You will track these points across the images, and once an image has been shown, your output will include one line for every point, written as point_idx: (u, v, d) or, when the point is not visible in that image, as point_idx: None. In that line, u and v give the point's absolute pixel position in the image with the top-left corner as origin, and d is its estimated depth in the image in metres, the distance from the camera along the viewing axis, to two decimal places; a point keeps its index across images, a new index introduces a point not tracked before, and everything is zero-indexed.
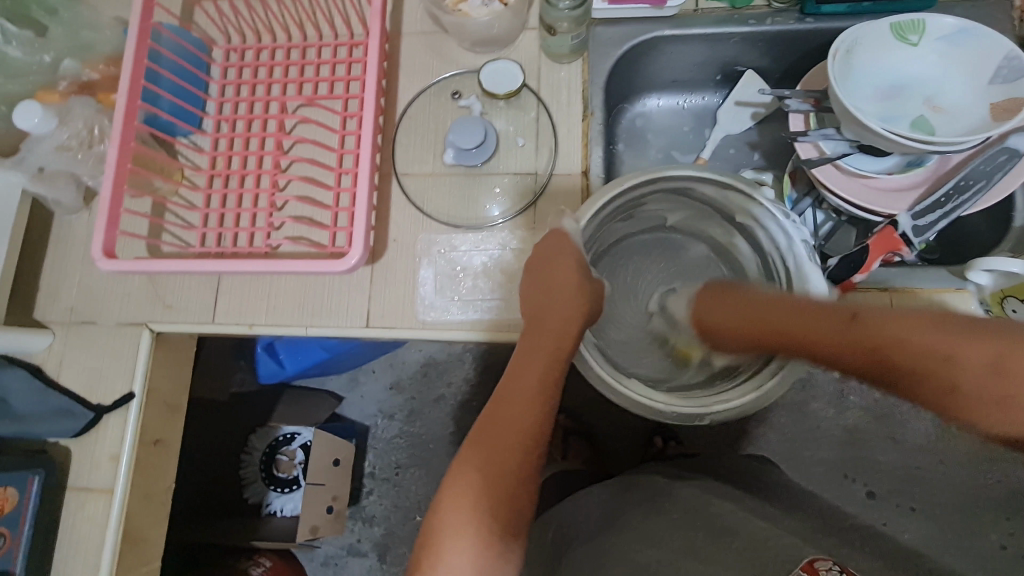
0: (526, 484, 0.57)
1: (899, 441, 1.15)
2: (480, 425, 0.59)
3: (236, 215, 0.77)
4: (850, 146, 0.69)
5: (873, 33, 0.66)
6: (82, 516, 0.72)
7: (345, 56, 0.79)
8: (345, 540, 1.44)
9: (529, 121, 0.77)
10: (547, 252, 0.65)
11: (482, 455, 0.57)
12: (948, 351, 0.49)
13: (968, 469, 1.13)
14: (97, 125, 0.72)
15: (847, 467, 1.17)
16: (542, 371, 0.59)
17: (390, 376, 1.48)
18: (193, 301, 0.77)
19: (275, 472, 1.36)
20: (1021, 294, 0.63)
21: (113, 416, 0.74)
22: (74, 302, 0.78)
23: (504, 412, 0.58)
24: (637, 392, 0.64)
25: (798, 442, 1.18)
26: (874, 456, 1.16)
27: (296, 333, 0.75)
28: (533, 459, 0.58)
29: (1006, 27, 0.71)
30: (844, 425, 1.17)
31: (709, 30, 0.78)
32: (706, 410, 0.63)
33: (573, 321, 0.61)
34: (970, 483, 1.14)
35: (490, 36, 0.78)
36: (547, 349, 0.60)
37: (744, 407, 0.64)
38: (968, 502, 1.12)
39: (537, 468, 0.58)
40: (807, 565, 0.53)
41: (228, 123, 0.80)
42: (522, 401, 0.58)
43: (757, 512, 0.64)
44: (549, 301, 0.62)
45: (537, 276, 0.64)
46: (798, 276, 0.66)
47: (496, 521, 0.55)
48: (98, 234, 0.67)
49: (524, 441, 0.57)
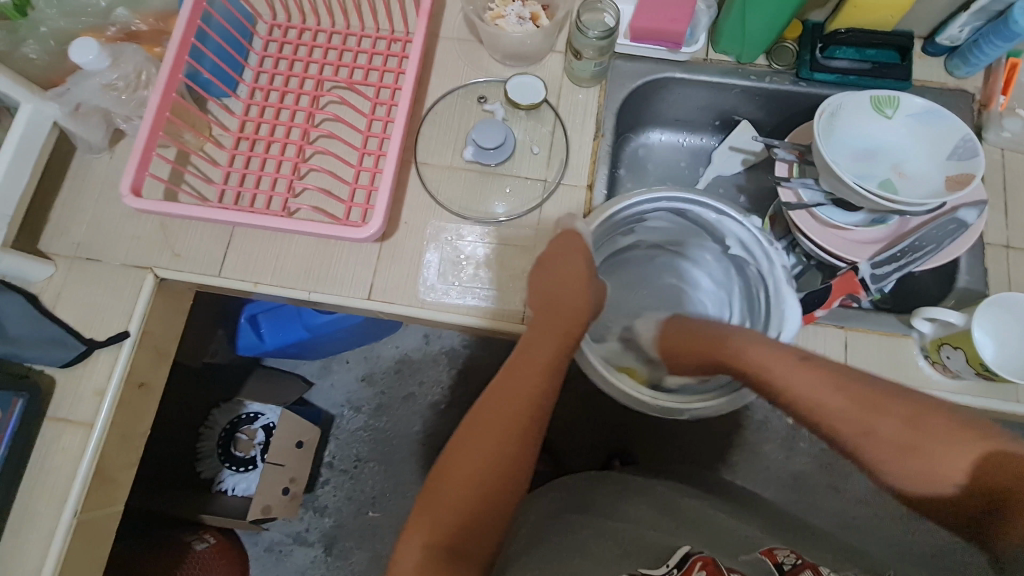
0: (526, 452, 0.60)
1: (839, 486, 1.23)
2: (486, 395, 0.63)
3: (258, 177, 0.81)
4: (825, 198, 0.78)
5: (855, 101, 0.75)
6: (57, 446, 0.73)
7: (384, 48, 0.85)
8: (294, 527, 1.42)
9: (545, 134, 0.84)
10: (560, 249, 0.72)
11: (487, 419, 0.61)
12: (846, 401, 0.57)
13: (898, 521, 1.21)
14: (146, 71, 0.76)
15: (790, 507, 1.23)
16: (548, 352, 0.65)
17: (363, 367, 1.50)
18: (202, 253, 0.79)
19: (233, 450, 1.33)
20: (954, 343, 0.68)
21: (104, 352, 0.75)
22: (82, 238, 0.80)
23: (511, 383, 0.63)
24: (627, 385, 0.70)
25: (748, 477, 1.25)
26: (816, 498, 1.24)
27: (298, 297, 0.78)
28: (528, 434, 0.61)
29: (965, 116, 0.82)
30: (791, 466, 1.24)
31: (715, 78, 0.87)
32: (686, 406, 0.70)
33: (583, 312, 0.69)
34: (899, 536, 1.22)
35: (521, 53, 0.85)
36: (553, 333, 0.67)
37: (719, 407, 0.70)
38: (896, 554, 1.20)
39: (531, 443, 0.61)
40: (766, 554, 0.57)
41: (262, 91, 0.84)
42: (531, 373, 0.63)
43: (709, 515, 0.69)
44: (562, 293, 0.69)
45: (546, 271, 0.72)
46: (776, 296, 0.74)
47: (494, 480, 0.58)
48: (129, 171, 0.71)
49: (525, 414, 0.61)
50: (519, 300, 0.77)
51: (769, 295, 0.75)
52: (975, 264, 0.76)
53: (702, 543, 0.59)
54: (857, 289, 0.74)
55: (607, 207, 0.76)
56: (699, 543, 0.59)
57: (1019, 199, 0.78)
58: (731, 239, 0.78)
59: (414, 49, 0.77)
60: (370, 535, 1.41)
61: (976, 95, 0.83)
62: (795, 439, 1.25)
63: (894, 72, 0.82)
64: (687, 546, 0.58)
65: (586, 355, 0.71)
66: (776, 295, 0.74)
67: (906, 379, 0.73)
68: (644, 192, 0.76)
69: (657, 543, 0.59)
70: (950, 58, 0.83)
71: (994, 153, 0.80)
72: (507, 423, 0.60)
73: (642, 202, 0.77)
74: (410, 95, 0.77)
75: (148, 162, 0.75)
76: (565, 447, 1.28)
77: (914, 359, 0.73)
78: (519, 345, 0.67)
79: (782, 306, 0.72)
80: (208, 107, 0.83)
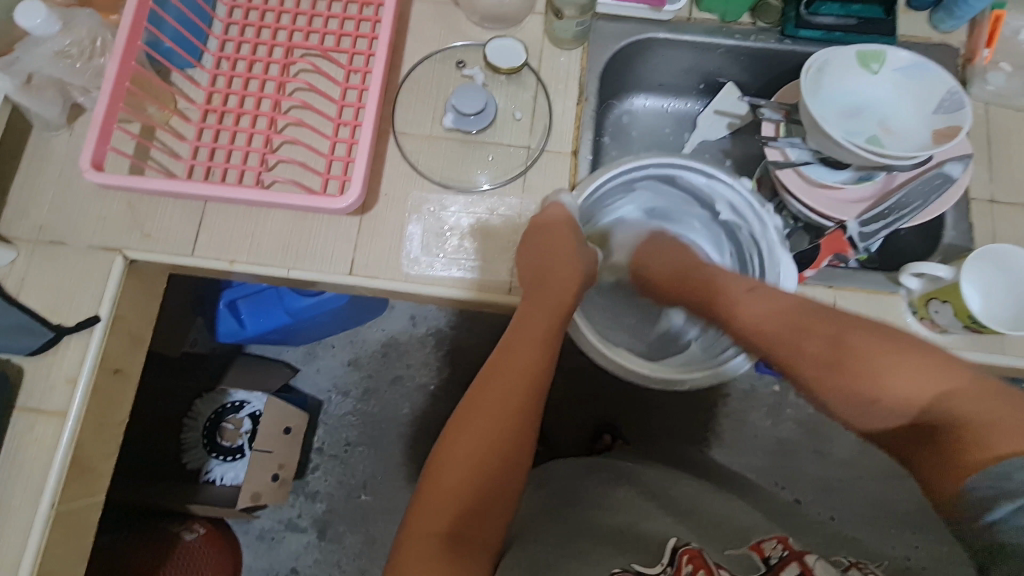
0: (527, 434, 0.59)
1: (826, 451, 1.25)
2: (483, 372, 0.62)
3: (228, 151, 0.77)
4: (812, 156, 0.77)
5: (841, 58, 0.74)
6: (29, 437, 0.70)
7: (356, 13, 0.81)
8: (285, 514, 1.40)
9: (527, 99, 0.81)
10: (546, 222, 0.70)
11: (489, 394, 0.59)
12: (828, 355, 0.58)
13: (882, 482, 1.24)
14: (101, 38, 0.72)
15: (778, 473, 1.25)
16: (547, 321, 0.64)
17: (349, 352, 1.47)
18: (174, 233, 0.76)
19: (219, 438, 1.30)
20: (943, 297, 0.68)
21: (75, 338, 0.72)
22: (44, 220, 0.76)
23: (507, 360, 0.61)
24: (623, 356, 0.69)
25: (737, 445, 1.26)
26: (803, 465, 1.25)
27: (277, 275, 0.75)
28: (534, 402, 0.60)
29: (950, 71, 0.81)
30: (778, 435, 1.26)
31: (699, 38, 0.84)
32: (684, 377, 0.69)
33: (571, 283, 0.68)
34: (883, 496, 1.24)
35: (499, 15, 0.81)
36: (546, 305, 0.65)
37: (718, 376, 0.69)
38: (879, 514, 1.23)
39: (537, 411, 0.60)
40: (755, 545, 0.58)
41: (229, 61, 0.80)
42: (528, 347, 0.62)
43: (705, 499, 0.70)
44: (549, 261, 0.68)
45: (533, 242, 0.70)
46: (771, 258, 0.73)
47: (499, 457, 0.57)
48: (89, 145, 0.67)
49: (528, 386, 0.60)
50: (507, 272, 0.75)
51: (763, 258, 0.74)
52: (961, 219, 0.76)
53: (693, 535, 0.59)
54: (844, 248, 0.74)
55: (596, 176, 0.74)
56: (691, 535, 0.59)
57: (1004, 154, 0.78)
58: (722, 204, 0.78)
59: (387, 12, 0.74)
60: (363, 519, 1.40)
61: (960, 50, 0.82)
62: (782, 406, 1.26)
63: (879, 28, 0.81)
64: (675, 539, 0.59)
65: (578, 330, 0.70)
66: (771, 256, 0.73)
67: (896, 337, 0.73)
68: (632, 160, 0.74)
69: (649, 532, 0.60)
70: (934, 12, 0.82)
71: (978, 109, 0.80)
72: (509, 397, 0.59)
73: (633, 170, 0.76)
74: (386, 60, 0.73)
75: (111, 136, 0.71)
76: (556, 424, 1.27)
77: (902, 317, 0.73)
78: (512, 319, 0.66)
79: (778, 267, 0.72)
80: (171, 79, 0.79)
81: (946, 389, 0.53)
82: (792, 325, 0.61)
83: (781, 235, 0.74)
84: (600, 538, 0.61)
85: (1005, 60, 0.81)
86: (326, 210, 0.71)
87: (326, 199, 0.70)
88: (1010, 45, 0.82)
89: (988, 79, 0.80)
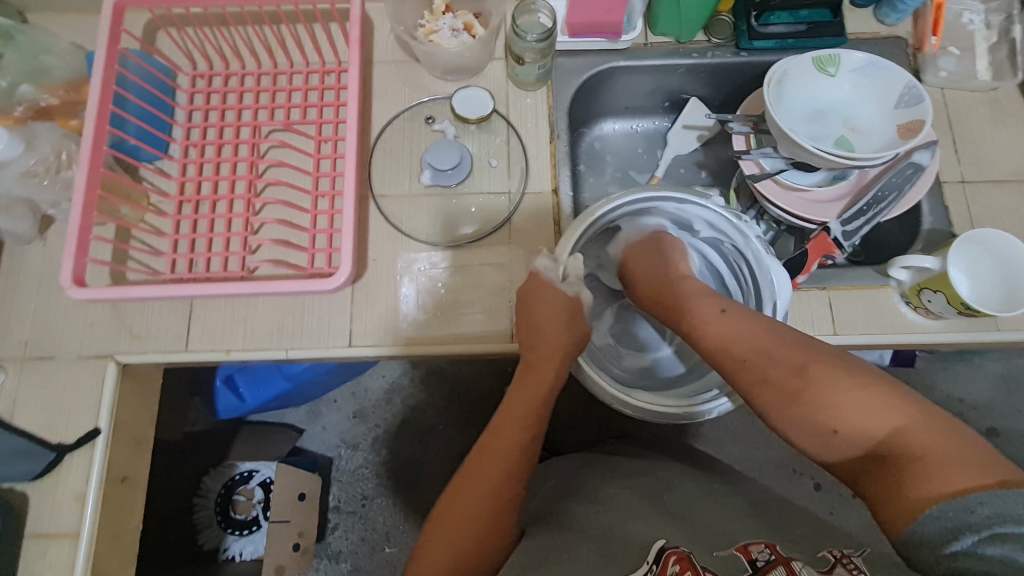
0: (507, 513, 0.60)
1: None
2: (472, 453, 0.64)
3: (208, 240, 0.76)
4: (786, 163, 0.78)
5: (799, 67, 0.76)
6: (43, 563, 0.67)
7: (318, 83, 0.81)
8: None
9: (499, 144, 0.82)
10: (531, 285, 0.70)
11: (474, 473, 0.61)
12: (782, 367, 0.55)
13: None
14: (66, 150, 0.72)
15: (796, 463, 1.26)
16: (537, 392, 0.66)
17: (352, 405, 1.45)
18: (165, 331, 0.74)
19: (231, 513, 1.28)
20: (934, 286, 0.69)
21: (76, 454, 0.70)
22: (29, 336, 0.74)
23: (494, 437, 0.64)
24: (643, 400, 0.67)
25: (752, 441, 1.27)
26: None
27: (275, 357, 0.74)
28: (515, 481, 0.61)
29: (902, 60, 0.84)
30: None
31: (658, 61, 0.86)
32: (703, 408, 0.68)
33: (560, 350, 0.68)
34: None
35: (460, 66, 0.82)
36: (534, 384, 0.67)
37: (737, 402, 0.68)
38: None
39: (518, 490, 0.62)
40: (742, 549, 0.53)
41: (197, 148, 0.79)
42: (514, 425, 0.64)
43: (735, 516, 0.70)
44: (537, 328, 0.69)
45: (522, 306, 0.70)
46: (762, 270, 0.72)
47: (473, 535, 0.58)
48: (67, 262, 0.67)
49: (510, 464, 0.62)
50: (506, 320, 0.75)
51: (755, 270, 0.73)
52: (937, 202, 0.78)
53: (682, 538, 0.57)
54: (832, 249, 0.75)
55: (578, 225, 0.70)
56: (678, 537, 0.57)
57: (966, 133, 0.81)
58: (701, 223, 0.77)
59: (351, 80, 0.74)
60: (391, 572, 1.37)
61: (909, 40, 0.84)
62: None
63: (829, 30, 0.84)
64: (664, 541, 0.56)
65: (593, 381, 0.68)
66: (762, 268, 0.72)
67: (895, 328, 0.74)
68: (610, 202, 0.72)
69: (634, 536, 0.58)
70: (878, 7, 0.85)
71: (935, 94, 0.82)
72: (491, 476, 0.61)
73: (608, 213, 0.73)
74: (357, 127, 0.73)
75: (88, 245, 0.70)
76: None
77: (897, 307, 0.74)
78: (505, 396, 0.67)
79: (771, 279, 0.71)
80: (140, 174, 0.78)
81: (901, 425, 0.48)
82: (758, 347, 0.57)
83: (765, 243, 0.72)
84: (588, 541, 0.58)
85: (952, 44, 0.84)
86: (316, 291, 0.70)
87: (317, 280, 0.69)
88: (954, 29, 0.84)
89: (939, 65, 0.83)
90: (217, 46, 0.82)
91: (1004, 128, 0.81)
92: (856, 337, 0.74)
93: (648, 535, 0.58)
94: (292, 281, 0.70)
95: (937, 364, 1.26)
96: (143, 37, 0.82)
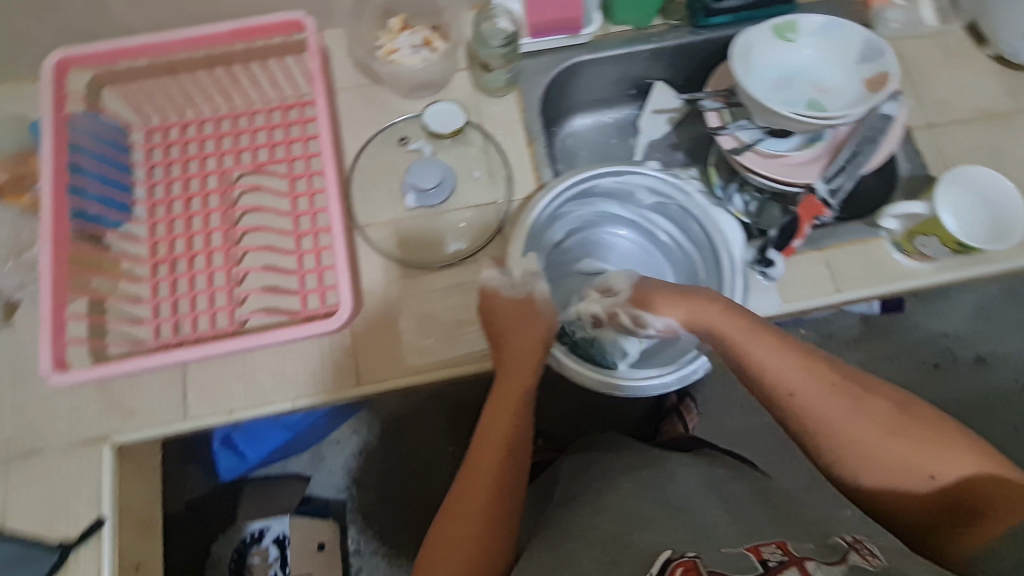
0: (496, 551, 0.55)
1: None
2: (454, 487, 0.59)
3: (192, 299, 0.71)
4: (762, 133, 0.79)
5: (759, 37, 0.77)
6: None
7: (282, 119, 0.78)
8: None
9: (477, 155, 0.80)
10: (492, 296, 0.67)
11: (454, 513, 0.56)
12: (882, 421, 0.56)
13: None
14: (25, 228, 0.71)
15: None
16: (511, 399, 0.62)
17: (358, 441, 1.36)
18: (159, 404, 0.70)
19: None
20: (926, 231, 0.71)
21: (84, 550, 0.65)
22: (10, 433, 0.68)
23: (473, 469, 0.58)
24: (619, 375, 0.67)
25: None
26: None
27: (282, 409, 0.70)
28: (500, 511, 0.56)
29: (854, 17, 0.86)
30: None
31: (620, 50, 0.86)
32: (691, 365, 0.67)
33: (530, 354, 0.64)
34: None
35: (425, 81, 0.80)
36: (504, 401, 0.62)
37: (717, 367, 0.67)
38: None
39: (503, 521, 0.56)
40: (754, 549, 0.49)
41: (163, 205, 0.75)
42: (491, 449, 0.59)
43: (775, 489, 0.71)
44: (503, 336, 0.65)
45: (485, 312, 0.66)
46: (709, 219, 0.76)
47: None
48: (46, 346, 0.64)
49: (490, 495, 0.56)
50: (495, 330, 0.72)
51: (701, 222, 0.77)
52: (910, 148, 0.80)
53: (689, 543, 0.51)
54: (820, 210, 0.76)
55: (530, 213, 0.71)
56: (687, 544, 0.51)
57: (924, 79, 0.83)
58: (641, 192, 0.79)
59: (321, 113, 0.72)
60: None
61: None
62: None
63: None
64: (669, 550, 0.50)
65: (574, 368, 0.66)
66: (709, 218, 0.76)
67: (894, 276, 0.75)
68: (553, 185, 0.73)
69: (641, 541, 0.52)
70: None
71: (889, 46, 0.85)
72: (472, 513, 0.55)
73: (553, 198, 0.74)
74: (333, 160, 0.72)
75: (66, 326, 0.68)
76: None
77: (890, 256, 0.76)
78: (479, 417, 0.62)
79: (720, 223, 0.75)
80: (105, 242, 0.72)
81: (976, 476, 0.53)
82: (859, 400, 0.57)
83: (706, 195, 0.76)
84: (590, 549, 0.53)
85: None
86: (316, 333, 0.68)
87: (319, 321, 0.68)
88: None
89: (889, 16, 0.85)
90: (169, 95, 0.78)
91: (958, 70, 0.84)
92: (857, 292, 0.75)
93: (656, 541, 0.52)
94: (290, 328, 0.67)
95: (922, 303, 1.30)
96: (85, 95, 0.76)
